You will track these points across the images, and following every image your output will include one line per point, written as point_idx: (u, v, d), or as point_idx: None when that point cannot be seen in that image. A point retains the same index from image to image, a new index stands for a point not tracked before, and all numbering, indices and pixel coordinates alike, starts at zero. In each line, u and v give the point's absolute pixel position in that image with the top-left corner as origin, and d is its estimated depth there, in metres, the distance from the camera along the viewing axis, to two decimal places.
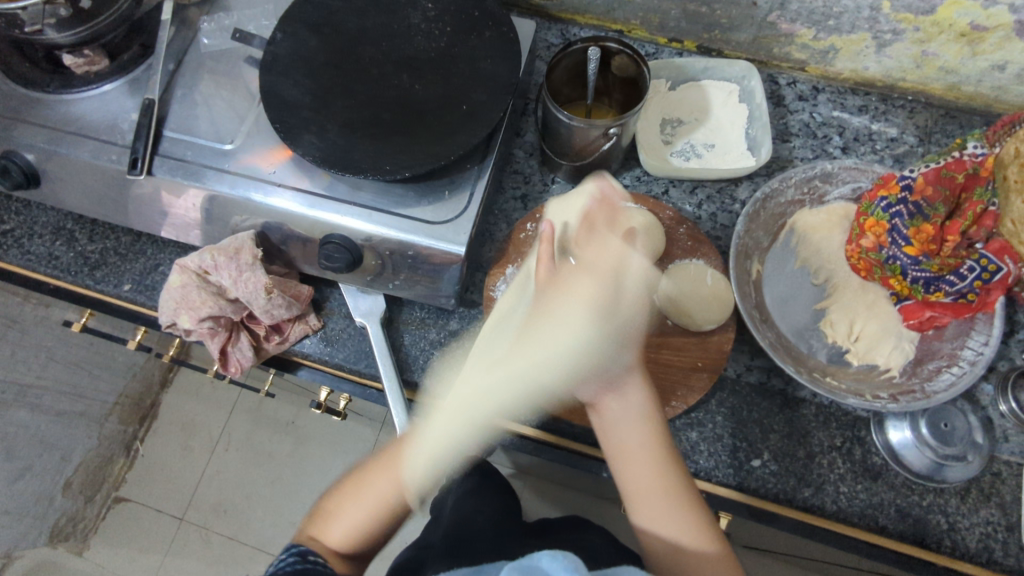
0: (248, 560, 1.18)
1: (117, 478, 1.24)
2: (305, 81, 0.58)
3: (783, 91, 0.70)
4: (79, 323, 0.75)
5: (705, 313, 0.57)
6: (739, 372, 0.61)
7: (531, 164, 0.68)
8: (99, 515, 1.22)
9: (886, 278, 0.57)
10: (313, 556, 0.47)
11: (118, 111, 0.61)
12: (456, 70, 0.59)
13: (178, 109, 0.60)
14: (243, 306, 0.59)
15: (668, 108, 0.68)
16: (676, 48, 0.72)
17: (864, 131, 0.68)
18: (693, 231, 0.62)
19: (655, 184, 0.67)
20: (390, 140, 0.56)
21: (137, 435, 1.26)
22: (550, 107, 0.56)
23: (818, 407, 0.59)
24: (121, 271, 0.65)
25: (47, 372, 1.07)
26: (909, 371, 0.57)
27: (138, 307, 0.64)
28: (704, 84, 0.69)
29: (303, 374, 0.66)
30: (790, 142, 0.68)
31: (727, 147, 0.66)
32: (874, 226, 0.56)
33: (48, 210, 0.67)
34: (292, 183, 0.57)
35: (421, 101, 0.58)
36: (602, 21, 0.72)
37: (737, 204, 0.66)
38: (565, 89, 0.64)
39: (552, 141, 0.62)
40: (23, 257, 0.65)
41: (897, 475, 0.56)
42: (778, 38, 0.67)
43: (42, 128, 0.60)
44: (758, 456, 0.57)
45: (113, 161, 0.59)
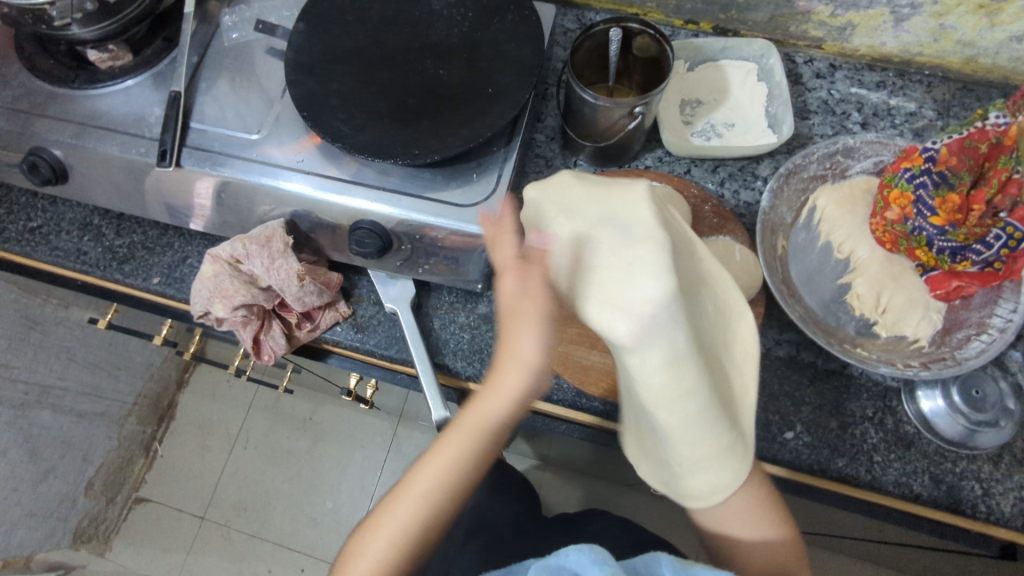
0: (270, 557, 1.19)
1: (138, 479, 1.25)
2: (331, 70, 0.58)
3: (800, 69, 0.71)
4: (104, 319, 0.75)
5: (734, 288, 0.58)
6: (768, 347, 0.61)
7: (552, 148, 0.69)
8: (121, 517, 1.23)
9: (912, 251, 0.57)
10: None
11: (143, 104, 0.61)
12: (480, 54, 0.59)
13: (204, 101, 0.61)
14: (275, 294, 0.59)
15: (688, 89, 0.68)
16: (692, 30, 0.73)
17: (882, 106, 0.68)
18: (719, 208, 0.63)
19: (676, 164, 0.67)
20: (417, 125, 0.56)
21: (155, 435, 1.27)
22: (575, 87, 0.57)
23: (848, 378, 0.60)
24: (150, 264, 0.65)
25: (68, 374, 1.06)
26: (937, 341, 0.58)
27: (167, 300, 0.65)
28: (723, 63, 0.69)
29: (334, 362, 0.67)
30: (809, 119, 0.68)
31: (748, 126, 0.66)
32: (899, 198, 0.56)
33: (75, 205, 0.68)
34: (320, 170, 0.58)
35: (446, 85, 0.58)
36: (618, 5, 0.73)
37: (759, 181, 0.67)
38: (586, 72, 0.64)
39: (576, 122, 0.62)
40: (51, 253, 0.66)
41: (929, 443, 0.57)
42: (794, 16, 0.67)
43: (68, 123, 0.60)
44: (791, 429, 0.58)
45: (141, 153, 0.59)
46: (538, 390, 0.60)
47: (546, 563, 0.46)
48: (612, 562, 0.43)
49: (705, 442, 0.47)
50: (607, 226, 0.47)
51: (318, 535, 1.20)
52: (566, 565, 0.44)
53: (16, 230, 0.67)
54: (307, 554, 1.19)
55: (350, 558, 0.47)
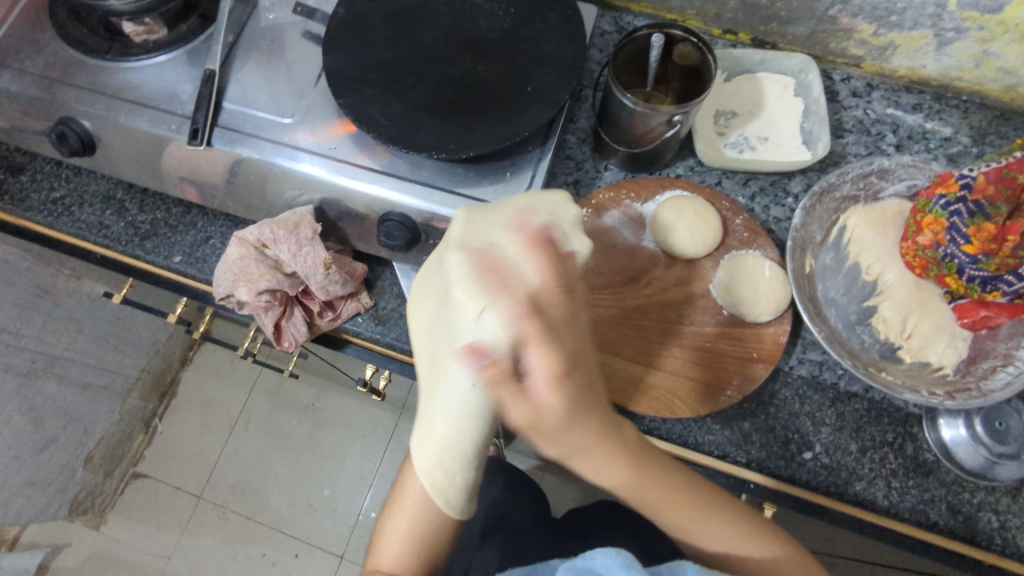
0: (266, 540, 1.19)
1: (136, 454, 1.25)
2: (370, 58, 0.58)
3: (837, 86, 0.70)
4: (120, 294, 0.75)
5: (760, 305, 0.58)
6: (791, 365, 0.61)
7: (584, 151, 0.68)
8: (117, 491, 1.23)
9: (942, 277, 0.56)
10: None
11: (175, 80, 0.60)
12: (520, 51, 0.58)
13: (238, 81, 0.60)
14: (300, 281, 0.58)
15: (723, 100, 0.68)
16: (730, 40, 0.72)
17: (918, 129, 0.68)
18: (750, 222, 0.62)
19: (708, 175, 0.67)
20: (454, 119, 0.56)
21: (156, 412, 1.28)
22: (615, 91, 0.56)
23: (870, 402, 0.59)
24: (172, 243, 0.65)
25: (76, 346, 1.05)
26: (962, 370, 0.58)
27: (188, 279, 0.64)
28: (760, 76, 0.69)
29: (351, 352, 0.66)
30: (844, 138, 0.67)
31: (782, 141, 0.66)
32: (932, 223, 0.55)
33: (99, 177, 0.68)
34: (351, 159, 0.57)
35: (485, 81, 0.57)
36: (657, 11, 0.72)
37: (790, 198, 0.66)
38: (624, 76, 0.63)
39: (611, 126, 0.61)
40: (73, 225, 0.66)
41: (948, 472, 0.57)
42: (836, 33, 0.67)
43: (99, 95, 0.59)
44: (810, 449, 0.58)
45: (172, 130, 0.58)
46: None
47: (572, 565, 0.45)
48: (639, 565, 0.43)
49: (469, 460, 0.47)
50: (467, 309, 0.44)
51: (315, 521, 1.20)
52: (593, 568, 0.44)
53: (38, 200, 0.66)
54: (303, 540, 1.19)
55: (380, 537, 0.51)
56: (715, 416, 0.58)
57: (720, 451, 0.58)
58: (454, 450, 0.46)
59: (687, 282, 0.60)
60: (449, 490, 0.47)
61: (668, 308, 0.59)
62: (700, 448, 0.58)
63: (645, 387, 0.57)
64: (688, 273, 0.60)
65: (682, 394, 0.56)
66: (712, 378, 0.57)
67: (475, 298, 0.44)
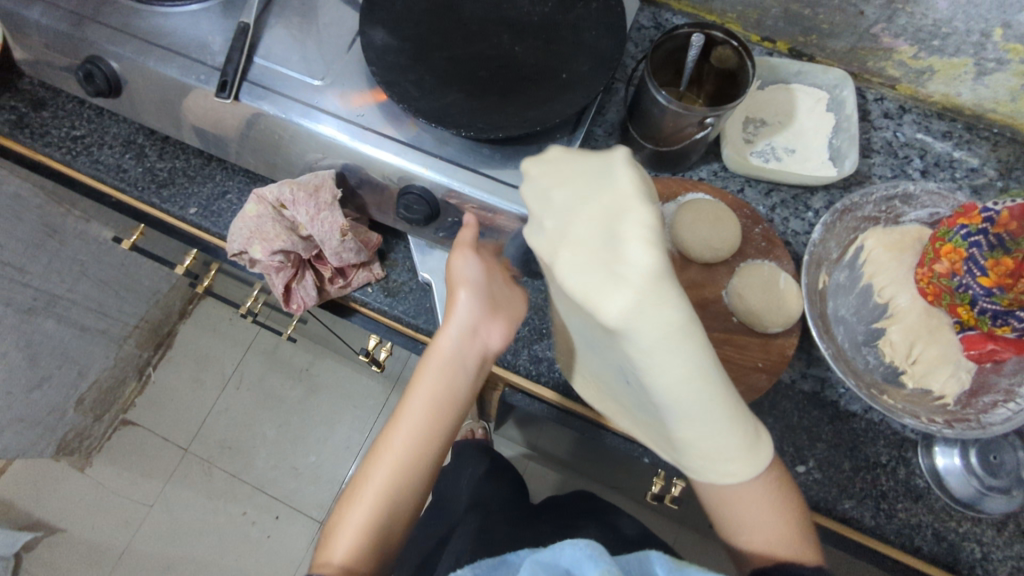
0: (248, 499, 1.20)
1: (127, 401, 1.25)
2: (406, 28, 0.57)
3: (869, 106, 0.70)
4: (130, 241, 0.75)
5: (773, 317, 0.57)
6: (793, 379, 0.61)
7: (609, 144, 0.67)
8: (106, 434, 1.23)
9: (954, 307, 0.56)
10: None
11: (207, 30, 0.59)
12: (558, 37, 0.58)
13: (270, 37, 0.59)
14: (314, 245, 0.58)
15: (754, 107, 0.67)
16: (767, 48, 0.72)
17: (945, 157, 0.67)
18: (769, 232, 0.62)
19: (731, 181, 0.66)
20: (486, 99, 0.55)
21: (150, 360, 1.27)
22: (650, 87, 0.55)
23: (868, 423, 0.59)
24: (188, 193, 0.65)
25: (77, 288, 1.02)
26: (963, 401, 0.58)
27: (201, 232, 0.64)
28: (794, 87, 0.68)
29: (357, 321, 0.67)
30: (871, 158, 0.67)
31: (808, 155, 0.65)
32: (951, 252, 0.55)
33: (120, 121, 0.67)
34: (377, 127, 0.56)
35: (520, 63, 0.57)
36: (698, 11, 0.71)
37: (811, 213, 0.66)
38: (660, 73, 0.63)
39: (641, 121, 0.61)
40: (91, 165, 0.65)
41: (937, 499, 0.57)
42: (875, 51, 0.66)
43: (130, 38, 0.58)
44: (803, 463, 0.58)
45: (200, 80, 0.57)
46: (558, 383, 0.60)
47: (538, 558, 0.42)
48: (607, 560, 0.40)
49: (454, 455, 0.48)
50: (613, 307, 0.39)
51: (298, 485, 1.21)
52: (559, 561, 0.41)
53: (59, 136, 0.66)
54: (284, 502, 1.20)
55: (332, 532, 0.46)
56: None
57: None
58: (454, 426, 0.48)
59: (702, 286, 0.60)
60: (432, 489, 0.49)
61: None
62: None
63: None
64: (703, 278, 0.60)
65: None
66: None
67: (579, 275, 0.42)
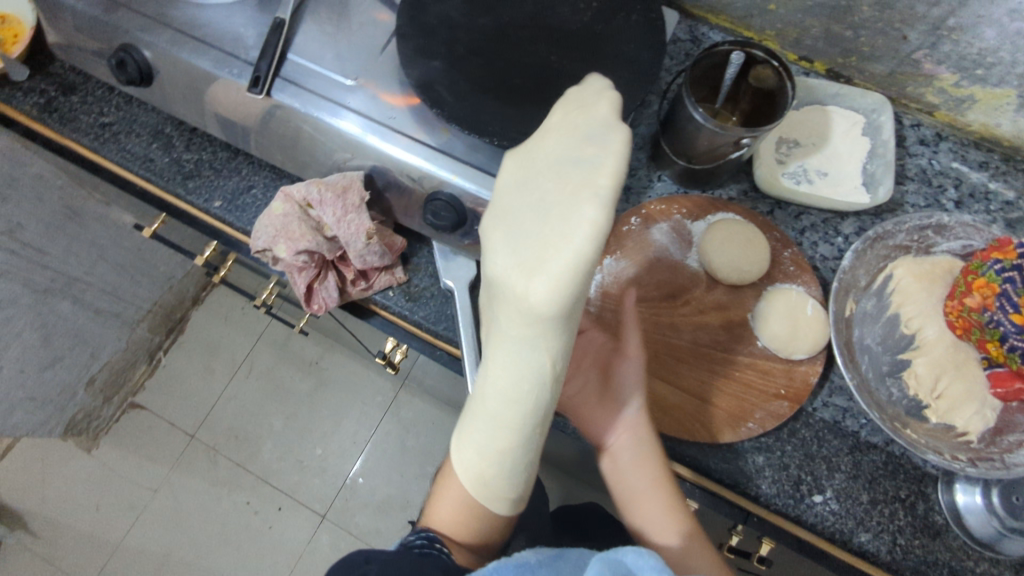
0: (252, 489, 1.20)
1: (137, 384, 1.26)
2: (443, 32, 0.56)
3: (905, 132, 0.69)
4: (150, 229, 0.74)
5: (796, 343, 0.57)
6: (814, 407, 0.60)
7: (639, 157, 0.67)
8: (114, 418, 1.23)
9: (983, 342, 0.54)
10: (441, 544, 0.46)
11: (242, 24, 0.58)
12: (596, 48, 0.57)
13: (305, 32, 0.58)
14: (338, 247, 0.58)
15: (787, 127, 0.66)
16: (804, 67, 0.71)
17: (980, 188, 0.66)
18: (798, 257, 0.61)
19: (761, 202, 0.66)
20: (520, 108, 0.54)
21: (162, 345, 1.27)
22: (687, 103, 0.55)
23: (888, 456, 0.58)
24: (213, 186, 0.65)
25: (94, 271, 1.02)
26: (987, 440, 0.56)
27: (225, 226, 0.64)
28: (830, 109, 0.67)
29: (376, 323, 0.66)
30: (904, 185, 0.66)
31: (841, 178, 0.64)
32: (983, 286, 0.54)
33: (149, 109, 0.67)
34: (408, 131, 0.56)
35: (557, 72, 0.56)
36: (736, 26, 0.70)
37: (840, 238, 0.65)
38: (695, 89, 0.62)
39: (675, 137, 0.60)
40: (118, 153, 0.65)
41: (955, 538, 0.56)
42: (916, 77, 0.65)
43: (165, 27, 0.58)
44: (820, 493, 0.57)
45: (233, 74, 0.57)
46: None
47: (606, 556, 0.41)
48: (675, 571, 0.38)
49: (527, 472, 0.48)
50: (531, 247, 0.40)
51: (302, 478, 1.21)
52: (624, 559, 0.40)
53: (87, 122, 0.66)
54: (288, 494, 1.20)
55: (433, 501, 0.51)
56: (731, 445, 0.58)
57: (730, 481, 0.57)
58: (519, 456, 0.46)
59: (727, 307, 0.59)
60: (492, 493, 0.47)
61: (701, 331, 0.58)
62: (712, 475, 0.57)
63: (669, 408, 0.56)
64: (728, 299, 0.59)
65: (704, 420, 0.56)
66: (735, 409, 0.56)
67: (533, 246, 0.40)
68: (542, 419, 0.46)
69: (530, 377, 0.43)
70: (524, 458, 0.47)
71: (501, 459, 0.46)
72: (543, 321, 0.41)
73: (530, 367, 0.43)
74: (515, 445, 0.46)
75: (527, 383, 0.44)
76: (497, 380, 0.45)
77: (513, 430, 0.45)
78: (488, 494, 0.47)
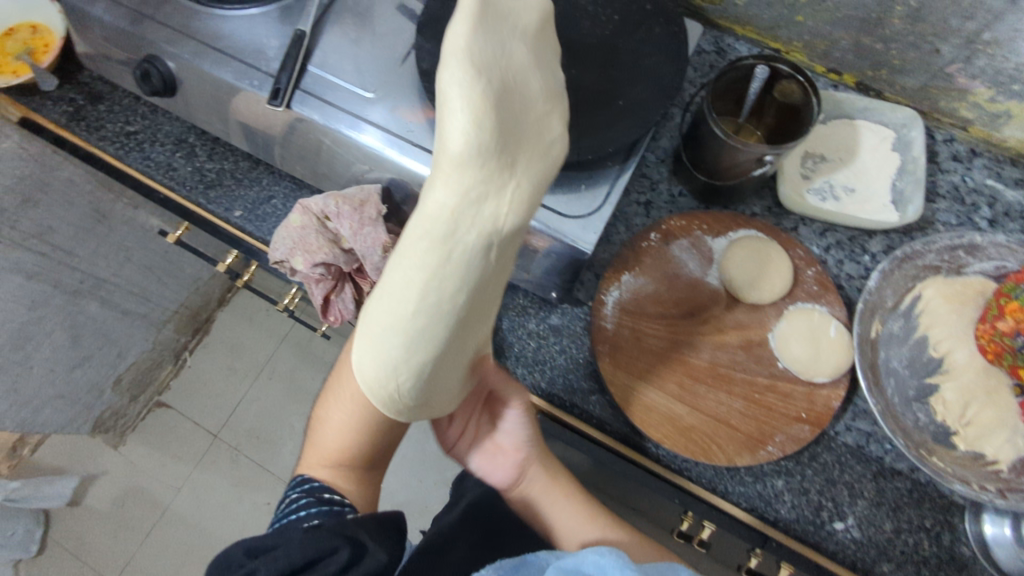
0: (272, 490, 1.22)
1: (163, 383, 1.28)
2: None
3: (937, 147, 0.67)
4: (175, 235, 0.75)
5: (816, 366, 0.56)
6: (837, 430, 0.58)
7: (661, 171, 0.66)
8: (141, 416, 1.26)
9: (1016, 368, 0.53)
10: (328, 496, 0.46)
11: (263, 35, 0.59)
12: (616, 61, 0.56)
13: (326, 44, 0.59)
14: (355, 259, 0.58)
15: (813, 141, 0.65)
16: (832, 79, 0.69)
17: (1016, 207, 0.64)
18: (822, 276, 0.59)
19: (785, 218, 0.64)
20: None
21: (187, 346, 1.29)
22: (708, 118, 0.54)
23: (913, 483, 0.57)
24: (234, 196, 0.66)
25: (123, 273, 1.04)
26: (1018, 469, 0.53)
27: (244, 235, 0.65)
28: (858, 123, 0.65)
29: None
30: (935, 203, 0.64)
31: (869, 195, 0.63)
32: (1016, 310, 0.53)
33: (173, 119, 0.68)
34: (426, 144, 0.55)
35: (576, 86, 0.55)
36: (762, 37, 0.69)
37: (868, 256, 0.63)
38: (718, 103, 0.61)
39: (696, 152, 0.59)
40: (142, 161, 0.67)
41: (983, 570, 0.54)
42: (948, 91, 0.63)
43: (189, 39, 0.58)
44: (842, 520, 0.55)
45: (254, 86, 0.57)
46: (592, 416, 0.58)
47: (563, 566, 0.44)
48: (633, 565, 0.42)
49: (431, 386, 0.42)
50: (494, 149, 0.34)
51: None
52: (582, 568, 0.43)
53: (113, 131, 0.67)
54: None
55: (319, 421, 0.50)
56: (749, 468, 0.56)
57: (748, 504, 0.56)
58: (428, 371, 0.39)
59: (747, 327, 0.58)
60: (398, 404, 0.41)
61: (720, 350, 0.57)
62: (728, 497, 0.56)
63: (685, 429, 0.55)
64: (749, 318, 0.58)
65: (722, 443, 0.54)
66: (753, 432, 0.55)
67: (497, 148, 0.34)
68: (458, 337, 0.39)
69: (458, 294, 0.36)
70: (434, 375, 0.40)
71: (418, 375, 0.39)
72: (485, 235, 0.35)
73: (462, 285, 0.36)
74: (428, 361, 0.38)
75: (448, 297, 0.36)
76: (414, 286, 0.35)
77: (426, 345, 0.37)
78: (400, 405, 0.41)
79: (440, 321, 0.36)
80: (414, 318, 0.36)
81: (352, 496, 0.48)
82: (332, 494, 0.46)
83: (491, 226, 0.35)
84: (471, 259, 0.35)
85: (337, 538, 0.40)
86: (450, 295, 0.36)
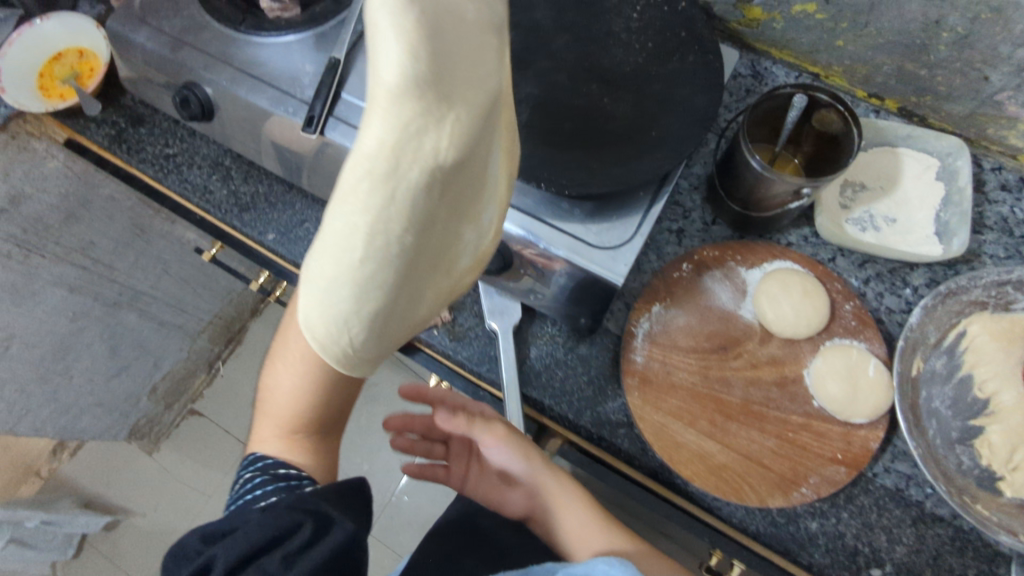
0: None
1: (196, 392, 1.31)
2: None
3: (985, 176, 0.64)
4: (210, 254, 0.77)
5: (855, 406, 0.54)
6: (875, 472, 0.56)
7: (694, 199, 0.65)
8: (173, 424, 1.29)
9: None
10: (283, 471, 0.45)
11: (299, 62, 0.59)
12: (649, 91, 0.55)
13: (360, 69, 0.58)
14: None
15: (852, 170, 0.63)
16: (874, 104, 0.67)
17: None
18: (860, 311, 0.57)
19: (822, 248, 0.62)
20: (572, 153, 0.52)
21: (220, 356, 1.32)
22: (744, 149, 0.52)
23: (956, 530, 0.54)
24: (268, 220, 0.67)
25: (160, 285, 1.06)
26: None
27: (277, 258, 0.66)
28: (900, 152, 0.63)
29: (419, 359, 0.65)
30: (982, 235, 0.62)
31: (911, 226, 0.61)
32: None
33: (210, 142, 0.69)
34: None
35: (608, 116, 0.54)
36: (801, 61, 0.67)
37: (909, 289, 0.61)
38: (755, 131, 0.59)
39: (731, 181, 0.58)
40: (179, 184, 0.68)
41: None
42: (997, 118, 0.61)
43: (226, 66, 0.59)
44: (879, 566, 0.53)
45: (289, 113, 0.58)
46: (620, 449, 0.57)
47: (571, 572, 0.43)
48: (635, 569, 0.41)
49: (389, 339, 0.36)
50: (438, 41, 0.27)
51: None
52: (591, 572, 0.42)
53: (153, 154, 0.69)
54: None
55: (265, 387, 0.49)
56: (782, 509, 0.55)
57: (780, 547, 0.54)
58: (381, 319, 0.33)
59: (781, 363, 0.56)
60: (350, 360, 0.35)
61: (754, 387, 0.56)
62: (760, 539, 0.55)
63: (716, 467, 0.53)
64: (783, 354, 0.57)
65: (755, 483, 0.53)
66: (787, 472, 0.53)
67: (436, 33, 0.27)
68: (415, 284, 0.34)
69: (417, 229, 0.30)
70: (388, 324, 0.34)
71: (373, 328, 0.33)
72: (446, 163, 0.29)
73: (417, 215, 0.30)
74: (385, 306, 0.32)
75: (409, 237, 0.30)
76: (360, 219, 0.29)
77: (384, 288, 0.31)
78: (352, 362, 0.35)
79: (395, 263, 0.30)
80: (364, 260, 0.30)
81: (307, 468, 0.47)
82: (286, 469, 0.45)
83: (434, 159, 0.28)
84: (435, 191, 0.30)
85: (297, 512, 0.39)
86: (402, 231, 0.30)
